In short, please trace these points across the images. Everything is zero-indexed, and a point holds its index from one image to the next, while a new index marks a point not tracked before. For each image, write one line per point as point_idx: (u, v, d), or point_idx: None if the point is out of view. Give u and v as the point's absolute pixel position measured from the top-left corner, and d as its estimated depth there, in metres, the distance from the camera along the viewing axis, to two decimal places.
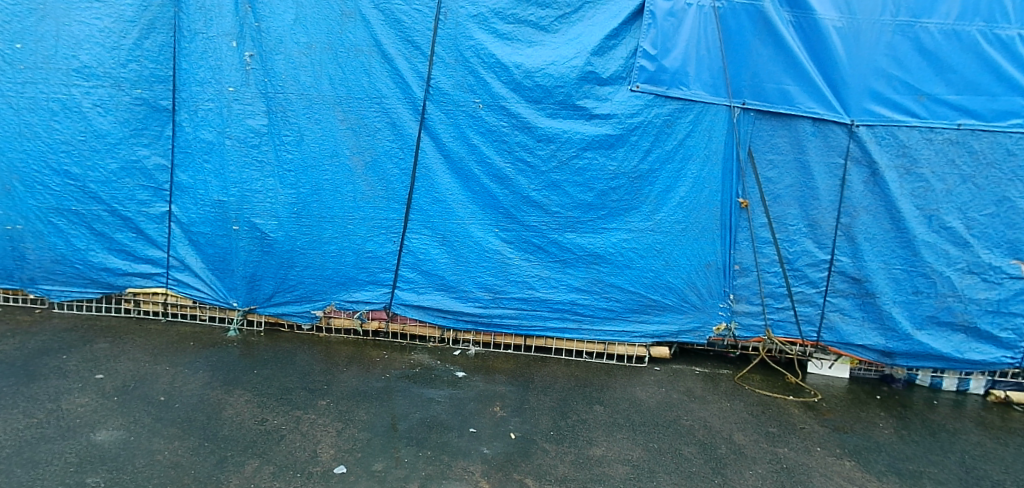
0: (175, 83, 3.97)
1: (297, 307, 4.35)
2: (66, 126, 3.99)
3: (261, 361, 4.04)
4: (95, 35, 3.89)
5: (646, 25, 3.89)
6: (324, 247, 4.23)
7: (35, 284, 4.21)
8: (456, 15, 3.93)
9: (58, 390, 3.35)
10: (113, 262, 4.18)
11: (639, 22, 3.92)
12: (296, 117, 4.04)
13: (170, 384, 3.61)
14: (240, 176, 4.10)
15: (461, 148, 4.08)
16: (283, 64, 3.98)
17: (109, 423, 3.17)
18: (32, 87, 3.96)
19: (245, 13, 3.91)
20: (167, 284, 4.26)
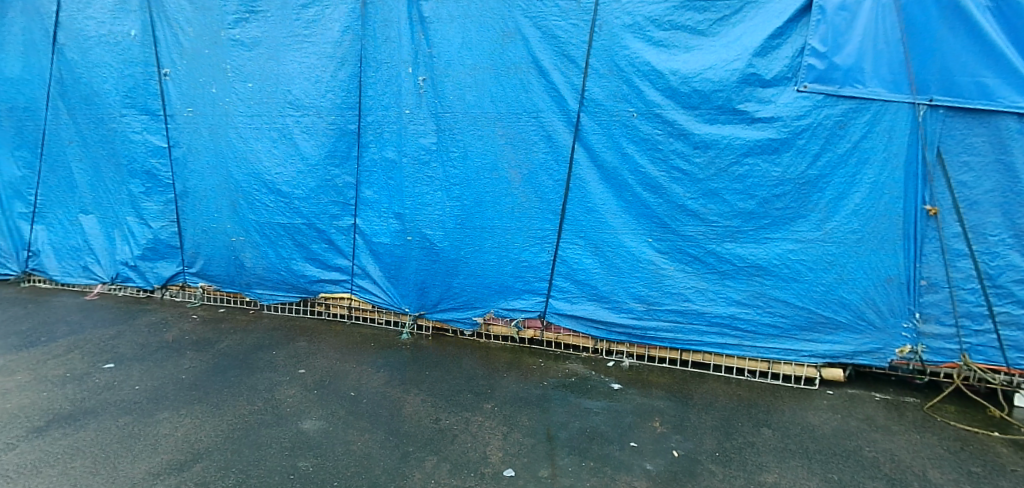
0: (361, 108, 4.41)
1: (460, 314, 4.62)
2: (283, 151, 4.54)
3: (432, 363, 4.34)
4: (304, 71, 4.43)
5: (814, 22, 3.63)
6: (485, 256, 4.45)
7: (250, 288, 4.83)
8: (612, 26, 3.95)
9: (271, 382, 3.81)
10: (308, 269, 4.72)
11: (806, 19, 3.67)
12: (462, 134, 4.31)
13: (359, 381, 4.00)
14: (414, 191, 4.45)
15: (614, 158, 4.08)
16: (451, 85, 4.27)
17: (312, 413, 3.54)
18: (259, 119, 4.53)
19: (419, 40, 4.26)
20: (351, 289, 4.74)
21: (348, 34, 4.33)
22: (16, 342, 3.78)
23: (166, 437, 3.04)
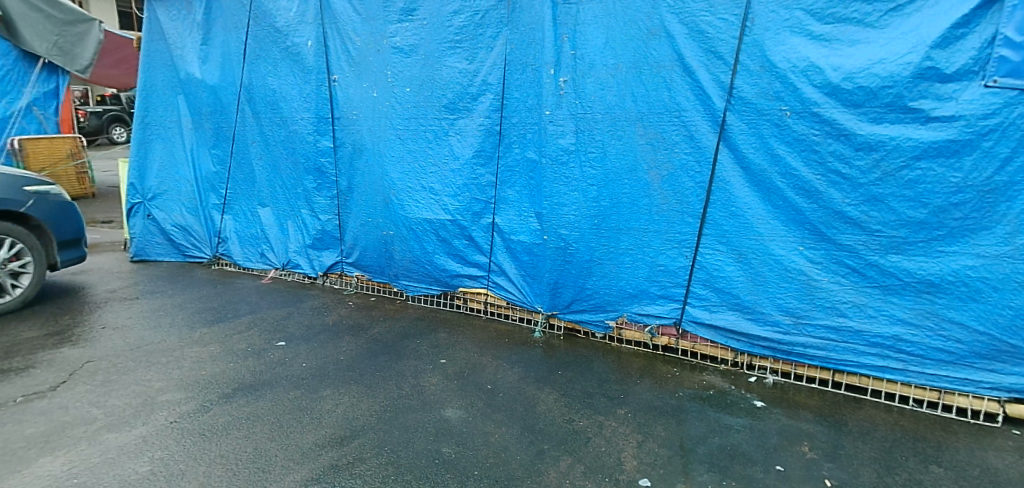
0: (504, 110, 4.54)
1: (593, 315, 4.58)
2: (437, 152, 4.80)
3: (565, 363, 4.31)
4: (458, 75, 4.64)
5: (1009, 8, 3.16)
6: (620, 258, 4.36)
7: (398, 280, 5.16)
8: (766, 19, 3.69)
9: (416, 369, 3.98)
10: (450, 264, 4.94)
11: (998, 5, 3.19)
12: (602, 135, 4.26)
13: (495, 373, 4.06)
14: (552, 191, 4.48)
15: (763, 160, 3.80)
16: (593, 86, 4.24)
17: (453, 402, 3.62)
18: (415, 121, 4.83)
19: (562, 42, 4.29)
20: (487, 285, 4.90)
21: (497, 39, 4.48)
22: (208, 315, 4.26)
23: (328, 414, 3.28)
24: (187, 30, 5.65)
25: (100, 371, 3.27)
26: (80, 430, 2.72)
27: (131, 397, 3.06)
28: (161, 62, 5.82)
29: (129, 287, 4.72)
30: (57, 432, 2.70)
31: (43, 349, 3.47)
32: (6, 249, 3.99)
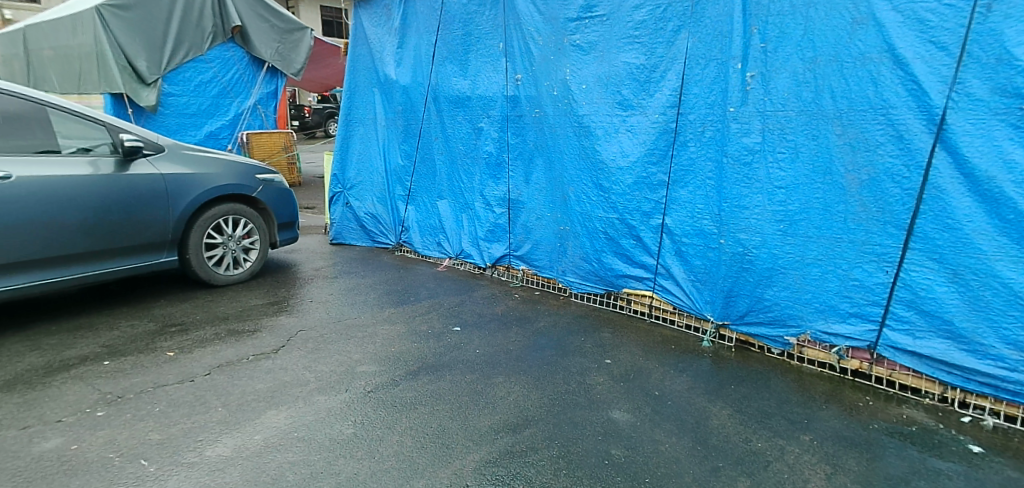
0: (681, 106, 4.29)
1: (770, 330, 4.13)
2: (608, 149, 4.69)
3: (738, 378, 3.89)
4: (632, 71, 4.51)
5: None
6: (806, 269, 3.89)
7: (564, 275, 5.14)
8: (1008, 5, 3.07)
9: (582, 367, 3.82)
10: (616, 263, 4.80)
11: None
12: (793, 134, 3.83)
13: (662, 380, 3.76)
14: (734, 193, 4.11)
15: (991, 165, 3.17)
16: (786, 81, 3.82)
17: (620, 405, 3.42)
18: (588, 118, 4.78)
19: (751, 34, 3.93)
20: (653, 287, 4.66)
21: (680, 33, 4.25)
22: (393, 297, 4.64)
23: (502, 400, 3.30)
24: (387, 35, 6.18)
25: (310, 340, 3.68)
26: (297, 390, 3.07)
27: (336, 366, 3.41)
28: (363, 65, 6.43)
29: (329, 267, 5.29)
30: (281, 389, 3.06)
31: (266, 315, 4.00)
32: (242, 229, 4.68)
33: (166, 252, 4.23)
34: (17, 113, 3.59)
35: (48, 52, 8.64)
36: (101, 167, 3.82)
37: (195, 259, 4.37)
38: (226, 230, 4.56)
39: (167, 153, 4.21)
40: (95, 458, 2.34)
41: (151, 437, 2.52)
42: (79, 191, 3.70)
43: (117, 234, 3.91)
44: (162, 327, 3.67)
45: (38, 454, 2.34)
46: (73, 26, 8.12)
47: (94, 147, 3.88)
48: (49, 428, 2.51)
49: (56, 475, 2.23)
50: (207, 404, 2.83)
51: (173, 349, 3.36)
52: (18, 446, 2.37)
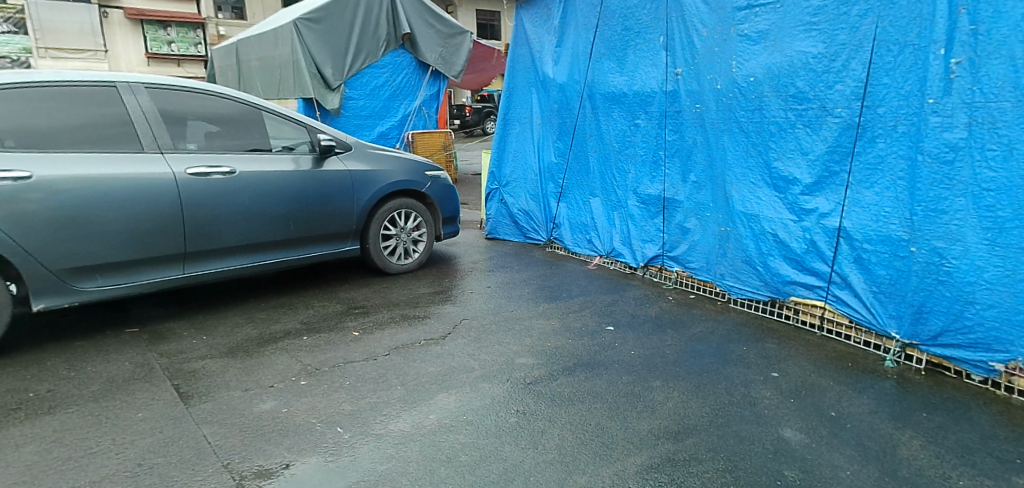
0: (866, 99, 3.86)
1: (971, 353, 3.53)
2: (780, 146, 4.38)
3: (930, 405, 3.37)
4: (809, 61, 4.15)
5: None
6: (1020, 286, 3.30)
7: (722, 279, 4.88)
8: None
9: (745, 378, 3.56)
10: (784, 269, 4.44)
11: None
12: (1009, 128, 3.26)
13: (839, 400, 3.39)
14: (930, 195, 3.60)
15: None
16: (1001, 68, 3.26)
17: (791, 423, 3.10)
18: (758, 113, 4.49)
19: (958, 15, 3.40)
20: (826, 298, 4.24)
21: (867, 17, 3.83)
22: (546, 293, 4.70)
23: (661, 405, 3.13)
24: (546, 35, 6.30)
25: (473, 330, 3.86)
26: (464, 376, 3.24)
27: (497, 356, 3.54)
28: (523, 64, 6.60)
29: (486, 261, 5.53)
30: (450, 374, 3.25)
31: (433, 303, 4.29)
32: (412, 222, 5.06)
33: (350, 241, 4.68)
34: (239, 117, 4.17)
35: (255, 62, 9.95)
36: (301, 164, 4.32)
37: (373, 249, 4.80)
38: (399, 222, 4.97)
39: (353, 152, 4.66)
40: (301, 423, 2.64)
41: (345, 407, 2.80)
42: (284, 185, 4.21)
43: (312, 224, 4.40)
44: (348, 308, 4.08)
45: (258, 414, 2.69)
46: (275, 39, 9.24)
47: (296, 146, 4.39)
48: (265, 392, 2.89)
49: (270, 433, 2.55)
50: (388, 382, 3.09)
51: (358, 330, 3.72)
52: (243, 405, 2.75)
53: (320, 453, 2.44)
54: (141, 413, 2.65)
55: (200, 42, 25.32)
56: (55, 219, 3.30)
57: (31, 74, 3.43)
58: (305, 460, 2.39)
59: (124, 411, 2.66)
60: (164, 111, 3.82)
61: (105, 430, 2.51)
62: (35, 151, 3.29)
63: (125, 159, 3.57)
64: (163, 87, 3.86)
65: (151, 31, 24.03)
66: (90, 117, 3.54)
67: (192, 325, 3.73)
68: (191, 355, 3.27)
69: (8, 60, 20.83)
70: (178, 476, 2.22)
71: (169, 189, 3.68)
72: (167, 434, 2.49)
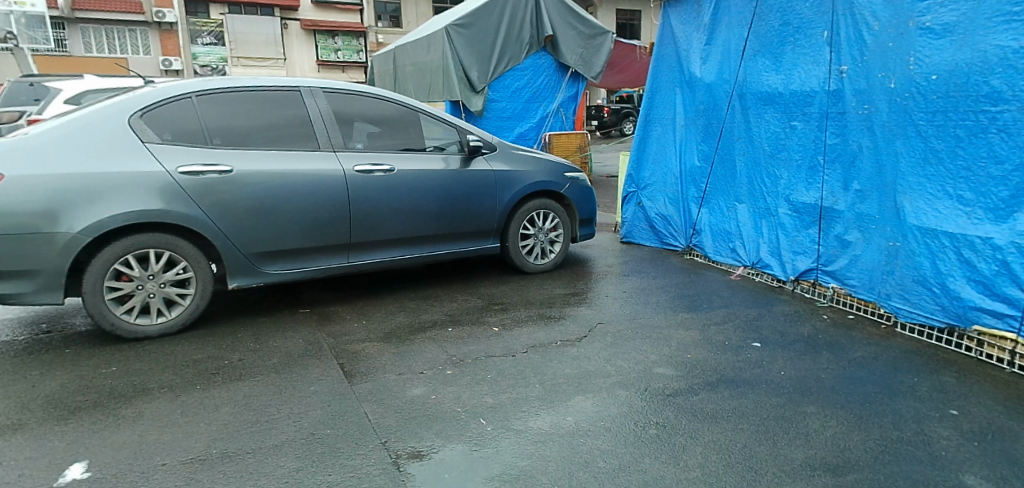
0: None
1: None
2: (969, 152, 3.83)
3: None
4: (1009, 56, 3.58)
5: None
6: None
7: (888, 299, 4.36)
8: None
9: (916, 413, 3.15)
10: (967, 292, 3.85)
11: None
12: None
13: None
14: None
15: None
16: None
17: (975, 469, 2.67)
18: (941, 116, 3.96)
19: None
20: (1020, 330, 3.60)
21: None
22: (685, 303, 4.53)
23: (816, 433, 2.88)
24: (694, 33, 6.06)
25: (609, 334, 3.81)
26: (601, 381, 3.20)
27: (633, 362, 3.46)
28: (668, 64, 6.41)
29: (621, 265, 5.45)
30: (587, 377, 3.23)
31: (569, 304, 4.32)
32: (550, 222, 5.13)
33: (491, 239, 4.85)
34: (399, 118, 4.47)
35: (409, 67, 10.64)
36: (451, 163, 4.55)
37: (512, 247, 4.93)
38: (537, 223, 5.06)
39: (499, 152, 4.83)
40: (448, 410, 2.77)
41: (487, 400, 2.89)
42: (434, 183, 4.44)
43: (458, 221, 4.61)
44: (488, 304, 4.23)
45: (409, 398, 2.87)
46: (427, 45, 9.80)
47: (446, 147, 4.63)
48: (417, 378, 3.08)
49: (420, 417, 2.70)
50: (527, 380, 3.14)
51: (498, 325, 3.84)
52: (397, 388, 2.96)
53: (465, 442, 2.54)
54: (312, 387, 2.94)
55: (362, 50, 28.13)
56: (249, 208, 3.75)
57: (233, 80, 3.93)
58: (451, 446, 2.51)
59: (300, 384, 2.97)
60: (337, 113, 4.20)
61: (284, 398, 2.81)
62: (235, 148, 3.77)
63: (304, 156, 3.97)
64: (338, 91, 4.25)
65: (322, 40, 27.22)
66: (278, 118, 3.99)
67: (353, 310, 4.06)
68: (353, 338, 3.57)
69: (210, 69, 25.50)
70: (344, 448, 2.42)
71: (338, 184, 4.03)
72: (334, 408, 2.74)
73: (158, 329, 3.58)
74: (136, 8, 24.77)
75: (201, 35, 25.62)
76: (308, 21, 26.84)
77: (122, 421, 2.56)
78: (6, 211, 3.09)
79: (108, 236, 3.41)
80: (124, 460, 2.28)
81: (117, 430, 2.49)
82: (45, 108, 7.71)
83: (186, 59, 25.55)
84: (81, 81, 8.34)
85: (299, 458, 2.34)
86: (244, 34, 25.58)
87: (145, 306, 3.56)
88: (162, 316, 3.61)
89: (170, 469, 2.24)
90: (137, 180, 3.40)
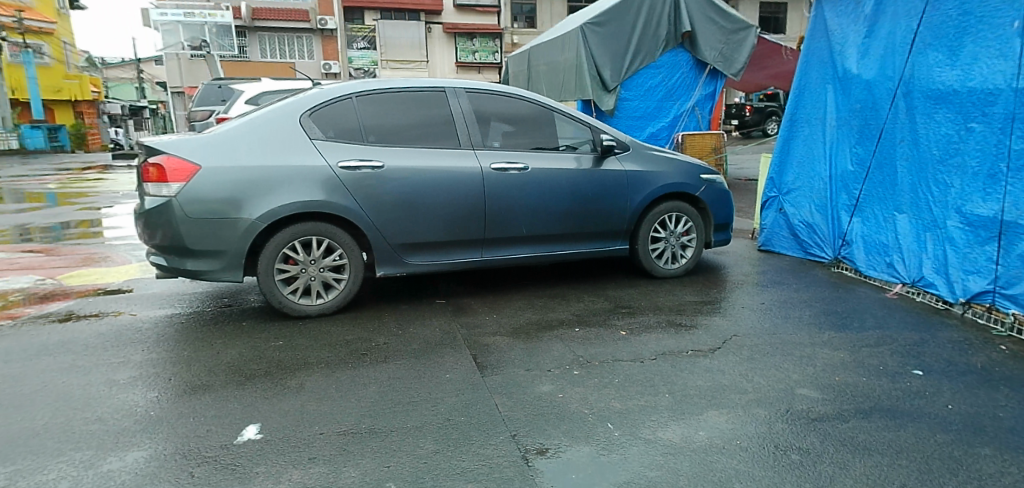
0: None
1: None
2: None
3: None
4: None
5: None
6: None
7: None
8: None
9: None
10: None
11: None
12: None
13: None
14: None
15: None
16: None
17: None
18: None
19: None
20: None
21: None
22: (832, 320, 4.17)
23: (994, 479, 2.47)
24: (852, 25, 5.54)
25: (745, 348, 3.60)
26: (737, 397, 3.02)
27: (773, 380, 3.25)
28: (819, 59, 5.92)
29: (758, 275, 5.14)
30: (721, 392, 3.06)
31: (701, 313, 4.14)
32: (682, 225, 4.97)
33: (621, 240, 4.78)
34: (535, 117, 4.54)
35: (542, 67, 10.78)
36: (583, 163, 4.54)
37: (642, 250, 4.83)
38: (669, 226, 4.91)
39: (632, 152, 4.75)
40: (575, 410, 2.77)
41: (615, 405, 2.85)
42: (566, 182, 4.46)
43: (588, 220, 4.59)
44: (616, 307, 4.19)
45: (538, 395, 2.91)
46: (562, 44, 9.84)
47: (579, 146, 4.63)
48: (545, 375, 3.12)
49: (548, 415, 2.73)
50: (656, 388, 3.05)
51: (626, 329, 3.79)
52: (526, 384, 3.02)
53: (593, 444, 2.51)
54: (448, 374, 3.09)
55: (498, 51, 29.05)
56: (396, 201, 4.00)
57: (386, 81, 4.21)
58: (578, 447, 2.49)
59: (437, 370, 3.13)
60: (477, 111, 4.36)
61: (423, 383, 2.98)
62: (386, 145, 4.04)
63: (445, 154, 4.16)
64: (479, 90, 4.40)
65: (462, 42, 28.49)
66: (423, 117, 4.21)
67: (485, 304, 4.21)
68: (484, 331, 3.70)
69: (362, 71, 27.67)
70: (476, 436, 2.51)
71: (476, 181, 4.19)
72: (467, 396, 2.86)
73: (317, 310, 3.94)
74: (302, 17, 27.44)
75: (355, 40, 27.84)
76: (452, 24, 28.25)
77: (288, 390, 2.86)
78: (201, 198, 3.57)
79: (279, 224, 3.81)
80: (289, 426, 2.54)
81: (283, 398, 2.78)
82: (233, 108, 8.80)
83: (342, 63, 27.92)
84: (260, 84, 9.42)
85: (436, 441, 2.47)
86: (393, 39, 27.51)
87: (306, 287, 3.93)
88: (321, 298, 3.97)
89: (327, 437, 2.46)
90: (304, 173, 3.76)
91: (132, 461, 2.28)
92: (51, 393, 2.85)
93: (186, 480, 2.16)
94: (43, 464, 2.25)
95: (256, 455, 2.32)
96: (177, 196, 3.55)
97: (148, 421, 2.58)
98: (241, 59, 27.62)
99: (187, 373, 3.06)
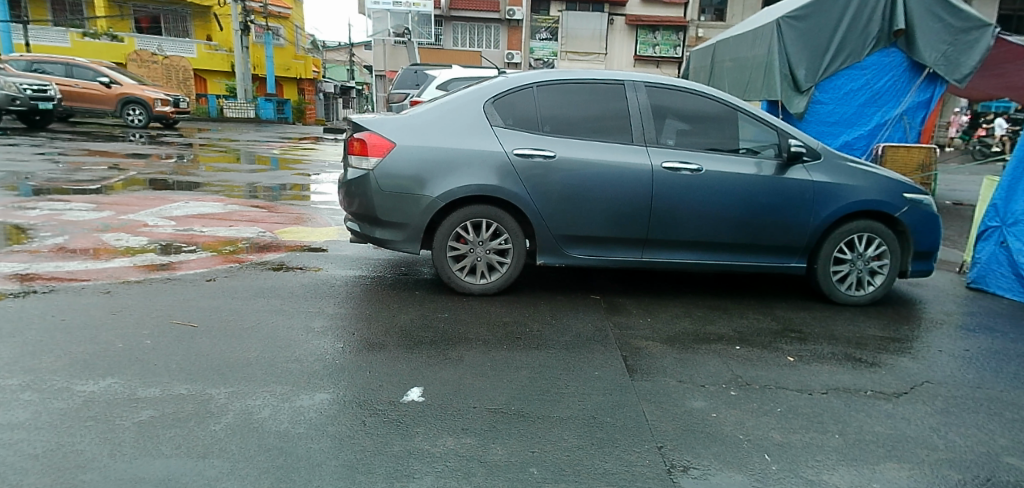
0: None
1: None
2: None
3: None
4: None
5: None
6: None
7: None
8: None
9: None
10: None
11: None
12: None
13: None
14: None
15: None
16: None
17: None
18: None
19: None
20: None
21: None
22: None
23: None
24: None
25: (939, 398, 3.13)
26: (922, 452, 2.61)
27: (972, 440, 2.74)
28: None
29: (963, 316, 4.43)
30: (904, 442, 2.68)
31: (886, 351, 3.67)
32: (873, 249, 4.45)
33: (798, 258, 4.39)
34: (716, 116, 4.31)
35: (727, 63, 10.20)
36: (764, 169, 4.23)
37: (822, 271, 4.41)
38: (857, 247, 4.42)
39: (822, 161, 4.32)
40: (728, 433, 2.62)
41: (774, 436, 2.64)
42: (743, 188, 4.20)
43: (762, 232, 4.27)
44: (784, 329, 3.87)
45: (689, 410, 2.79)
46: (752, 39, 9.23)
47: (762, 150, 4.31)
48: (697, 390, 2.99)
49: (699, 433, 2.61)
50: (824, 426, 2.76)
51: (793, 356, 3.49)
52: (677, 396, 2.91)
53: (746, 473, 2.33)
54: (597, 372, 3.09)
55: (680, 45, 28.13)
56: (563, 193, 4.05)
57: (567, 73, 4.27)
58: (728, 473, 2.33)
59: (587, 366, 3.14)
60: (655, 107, 4.25)
61: (573, 377, 3.01)
62: (561, 137, 4.11)
63: (617, 149, 4.12)
64: (659, 85, 4.27)
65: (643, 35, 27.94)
66: (600, 110, 4.21)
67: (640, 306, 4.13)
68: (637, 333, 3.64)
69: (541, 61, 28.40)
70: (621, 440, 2.49)
71: (646, 178, 4.10)
72: (615, 398, 2.84)
73: (479, 289, 4.16)
74: (492, 7, 28.73)
75: (539, 31, 28.66)
76: (635, 16, 27.84)
77: (448, 361, 3.07)
78: (394, 173, 3.93)
79: (455, 204, 4.07)
80: (447, 395, 2.72)
81: (445, 368, 2.98)
82: (427, 92, 9.50)
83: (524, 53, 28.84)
84: (451, 71, 10.08)
85: (580, 436, 2.49)
86: (576, 30, 27.84)
87: (473, 266, 4.17)
88: (484, 278, 4.18)
89: (480, 412, 2.60)
90: (482, 157, 3.96)
91: (319, 401, 2.60)
92: (262, 330, 3.34)
93: (359, 427, 2.42)
94: (252, 390, 2.66)
95: (418, 417, 2.52)
96: (374, 170, 3.94)
97: (333, 368, 2.92)
98: (436, 47, 29.57)
99: (367, 330, 3.41)
